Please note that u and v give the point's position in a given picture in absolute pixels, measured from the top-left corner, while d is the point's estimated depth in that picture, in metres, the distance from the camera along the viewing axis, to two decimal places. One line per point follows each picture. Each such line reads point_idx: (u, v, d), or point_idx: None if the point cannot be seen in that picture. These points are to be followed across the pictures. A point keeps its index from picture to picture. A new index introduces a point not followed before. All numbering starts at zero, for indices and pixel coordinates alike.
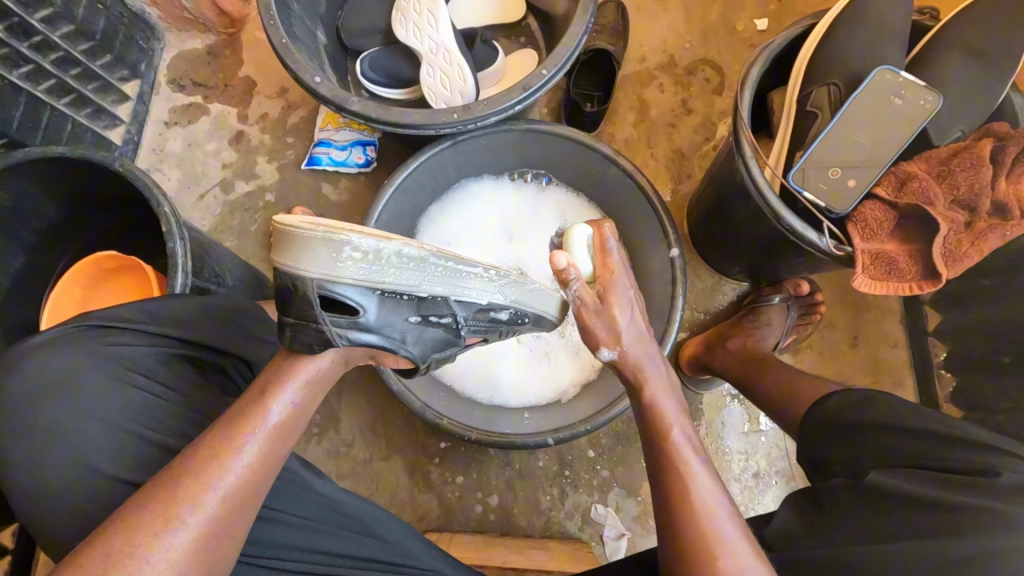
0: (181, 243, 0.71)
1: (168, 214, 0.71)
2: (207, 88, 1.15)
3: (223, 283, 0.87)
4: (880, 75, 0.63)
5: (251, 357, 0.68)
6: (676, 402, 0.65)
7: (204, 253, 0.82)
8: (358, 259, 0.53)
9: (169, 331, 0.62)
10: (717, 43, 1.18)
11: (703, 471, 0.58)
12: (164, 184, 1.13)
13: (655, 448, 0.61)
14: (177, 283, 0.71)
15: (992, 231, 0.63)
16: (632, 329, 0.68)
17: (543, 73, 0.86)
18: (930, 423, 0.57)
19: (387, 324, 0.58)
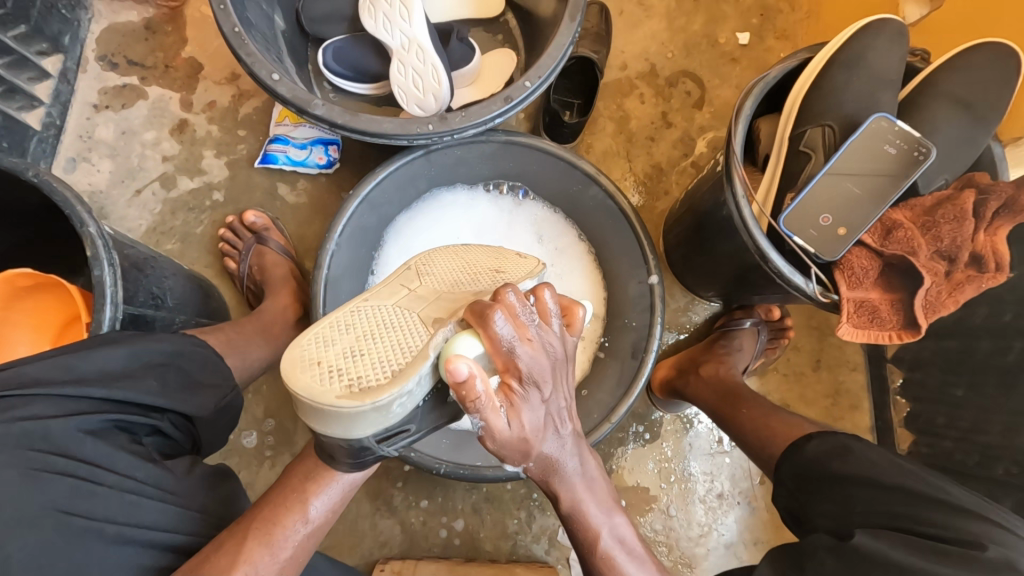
0: (110, 268, 0.65)
1: (93, 236, 0.64)
2: (144, 68, 1.02)
3: (163, 304, 0.79)
4: (877, 122, 0.63)
5: (192, 409, 0.62)
6: (601, 499, 0.59)
7: (138, 272, 0.75)
8: (399, 396, 0.48)
9: (89, 389, 0.53)
10: (698, 55, 1.15)
11: (640, 575, 0.58)
12: (93, 177, 1.00)
13: (591, 561, 0.59)
14: (106, 315, 0.65)
15: (969, 283, 0.62)
16: (547, 430, 0.54)
17: (527, 85, 0.80)
18: (914, 484, 0.57)
19: (431, 415, 0.54)
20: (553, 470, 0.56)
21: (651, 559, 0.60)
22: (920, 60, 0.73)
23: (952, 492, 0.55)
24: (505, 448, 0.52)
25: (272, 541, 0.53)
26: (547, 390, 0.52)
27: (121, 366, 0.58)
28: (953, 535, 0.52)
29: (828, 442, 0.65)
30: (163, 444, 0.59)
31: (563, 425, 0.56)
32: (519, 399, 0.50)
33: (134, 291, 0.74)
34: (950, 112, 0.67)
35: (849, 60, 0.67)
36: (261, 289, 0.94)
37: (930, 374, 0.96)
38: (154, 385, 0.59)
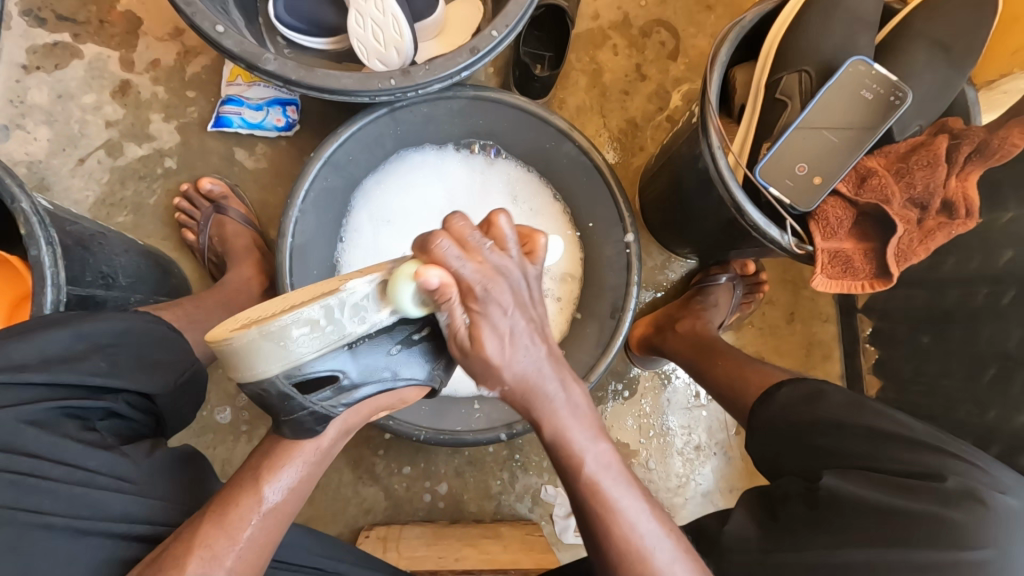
0: (47, 248, 0.61)
1: (25, 213, 0.60)
2: (76, 24, 0.94)
3: (116, 283, 0.75)
4: (854, 67, 0.61)
5: (150, 389, 0.60)
6: (585, 423, 0.53)
7: (84, 251, 0.71)
8: (302, 340, 0.45)
9: (29, 377, 0.51)
10: (672, 2, 1.11)
11: (629, 508, 0.51)
12: (30, 146, 0.93)
13: (575, 489, 0.52)
14: (47, 298, 0.61)
15: (941, 231, 0.62)
16: (513, 353, 0.50)
17: (493, 34, 0.76)
18: (881, 423, 0.58)
19: (364, 370, 0.52)
20: (529, 391, 0.52)
21: (637, 482, 0.54)
22: (896, 1, 0.71)
23: (914, 429, 0.57)
24: (478, 365, 0.51)
25: (230, 527, 0.50)
26: (509, 312, 0.49)
27: (66, 349, 0.55)
28: (917, 470, 0.54)
29: (799, 388, 0.66)
30: (120, 428, 0.56)
31: (535, 348, 0.52)
32: (483, 316, 0.49)
33: (81, 270, 0.70)
34: (927, 54, 0.65)
35: (826, 1, 0.65)
36: (224, 261, 0.89)
37: (900, 322, 0.98)
38: (103, 366, 0.56)
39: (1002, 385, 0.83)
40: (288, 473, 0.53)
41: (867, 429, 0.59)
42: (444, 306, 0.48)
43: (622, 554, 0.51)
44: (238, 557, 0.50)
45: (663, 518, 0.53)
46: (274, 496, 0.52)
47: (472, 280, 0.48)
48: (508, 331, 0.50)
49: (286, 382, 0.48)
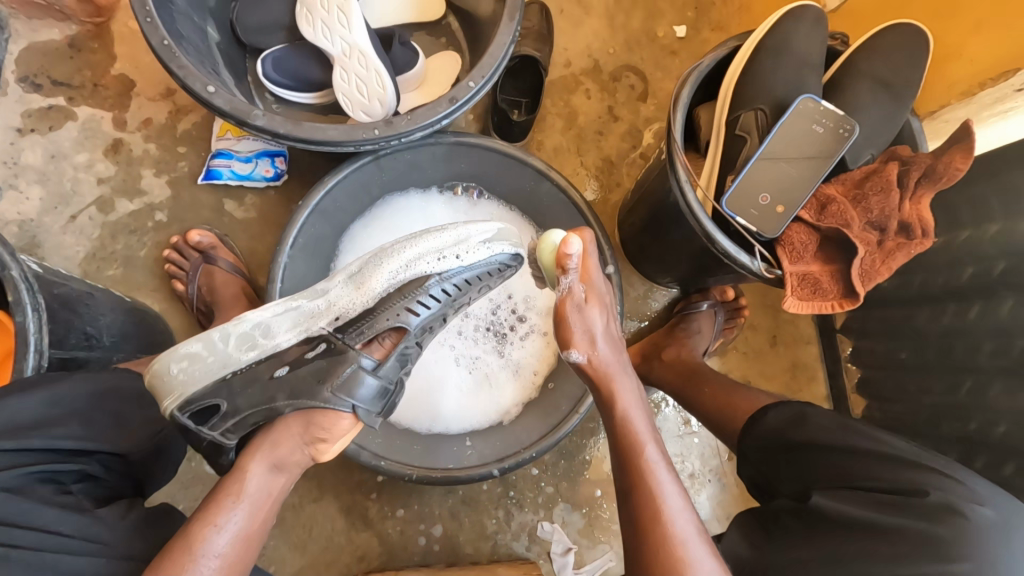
0: (35, 315, 0.58)
1: (15, 279, 0.57)
2: (70, 88, 0.98)
3: (97, 343, 0.75)
4: (804, 103, 0.66)
5: (126, 447, 0.59)
6: (645, 414, 0.62)
7: (69, 311, 0.70)
8: (178, 375, 0.62)
9: (2, 442, 0.49)
10: (639, 49, 1.18)
11: (673, 491, 0.57)
12: (22, 205, 0.95)
13: (630, 466, 0.58)
14: (29, 363, 0.59)
15: (900, 250, 0.66)
16: (611, 339, 0.61)
17: (470, 85, 0.81)
18: (863, 443, 0.59)
19: (258, 404, 0.62)
20: (605, 373, 0.61)
21: (682, 483, 0.59)
22: (839, 43, 0.77)
23: (894, 446, 0.58)
24: (571, 339, 0.60)
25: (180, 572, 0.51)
26: (614, 304, 0.62)
27: (33, 415, 0.53)
28: (899, 486, 0.55)
29: (784, 412, 0.67)
30: (95, 490, 0.55)
31: (626, 343, 0.63)
32: (595, 290, 0.61)
33: (64, 332, 0.69)
34: (871, 90, 0.71)
35: (775, 46, 0.70)
36: (212, 310, 0.91)
37: (877, 340, 1.01)
38: (76, 428, 0.55)
39: (978, 397, 0.85)
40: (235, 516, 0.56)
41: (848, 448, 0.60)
42: (569, 271, 0.60)
43: (665, 550, 0.54)
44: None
45: (699, 522, 0.57)
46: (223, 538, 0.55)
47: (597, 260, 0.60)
48: (606, 315, 0.61)
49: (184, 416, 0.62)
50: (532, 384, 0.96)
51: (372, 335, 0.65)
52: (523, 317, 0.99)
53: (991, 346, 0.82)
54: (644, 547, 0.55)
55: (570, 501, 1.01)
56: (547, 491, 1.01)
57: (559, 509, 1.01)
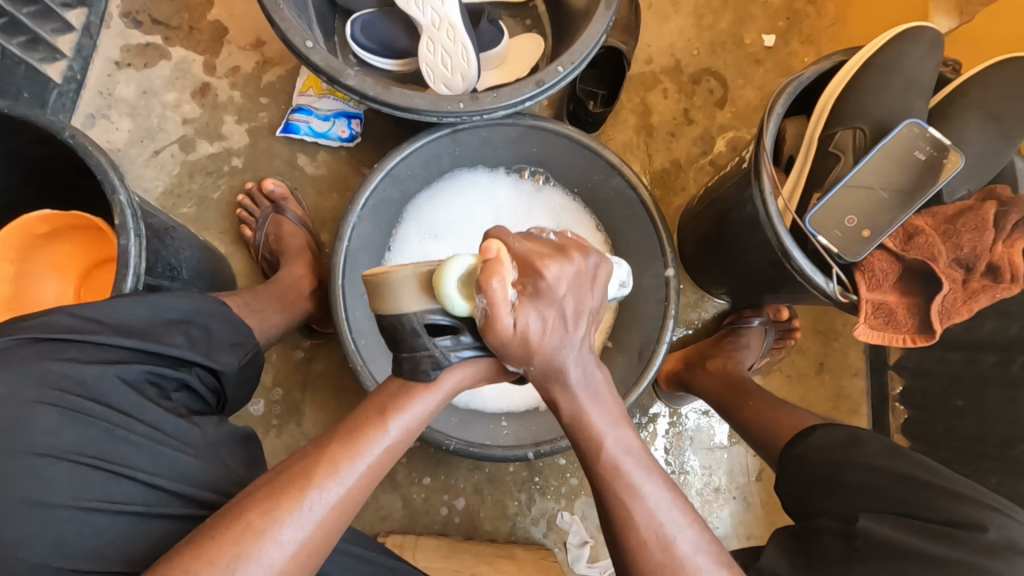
0: (136, 239, 0.61)
1: (123, 204, 0.60)
2: (168, 28, 1.01)
3: (178, 276, 0.78)
4: (909, 128, 0.64)
5: (220, 366, 0.62)
6: (604, 408, 0.58)
7: (159, 242, 0.73)
8: (433, 281, 0.53)
9: (121, 340, 0.54)
10: (723, 55, 1.16)
11: (651, 494, 0.54)
12: (111, 135, 0.99)
13: (593, 469, 0.55)
14: (127, 283, 0.61)
15: (985, 292, 0.65)
16: (565, 341, 0.54)
17: (559, 69, 0.80)
18: (922, 473, 0.58)
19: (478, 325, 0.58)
20: (556, 375, 0.56)
21: (660, 472, 0.56)
22: (950, 71, 0.74)
23: (955, 481, 0.57)
24: (517, 354, 0.53)
25: (298, 501, 0.47)
26: (556, 304, 0.53)
27: (144, 321, 0.58)
28: (953, 519, 0.54)
29: (836, 433, 0.67)
30: (191, 402, 0.59)
31: (584, 334, 0.56)
32: (529, 296, 0.51)
33: (155, 258, 0.72)
34: (980, 123, 0.68)
35: (884, 64, 0.68)
36: (276, 259, 0.93)
37: (932, 383, 0.98)
38: (181, 340, 0.59)
39: None
40: (373, 451, 0.52)
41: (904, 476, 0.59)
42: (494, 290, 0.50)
43: (640, 543, 0.52)
44: (301, 538, 0.47)
45: (692, 521, 0.54)
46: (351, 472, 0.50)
47: (540, 266, 0.52)
48: (554, 319, 0.53)
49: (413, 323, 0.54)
50: None
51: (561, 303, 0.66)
52: None
53: None
54: (616, 543, 0.53)
55: (592, 495, 1.02)
56: (572, 483, 1.02)
57: (581, 501, 1.02)
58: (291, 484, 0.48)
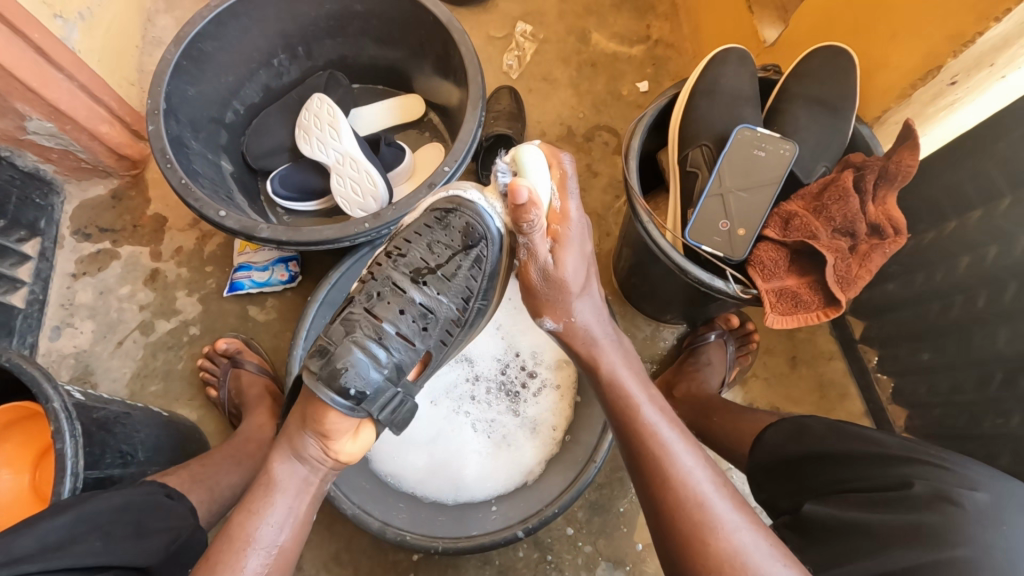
0: (72, 440, 0.65)
1: (58, 410, 0.64)
2: (114, 232, 1.13)
3: (133, 459, 0.80)
4: (741, 133, 0.71)
5: (147, 558, 0.60)
6: (634, 369, 0.67)
7: (107, 434, 0.76)
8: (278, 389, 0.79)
9: (28, 562, 0.51)
10: (607, 109, 1.27)
11: (686, 456, 0.58)
12: (77, 339, 1.07)
13: (634, 429, 0.61)
14: (66, 486, 0.63)
15: (874, 251, 0.67)
16: (584, 290, 0.67)
17: (445, 169, 0.89)
18: (858, 445, 0.62)
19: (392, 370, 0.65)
20: (587, 335, 0.68)
21: (691, 437, 0.61)
22: (774, 73, 0.85)
23: (884, 445, 0.60)
24: (552, 292, 0.65)
25: (246, 537, 0.59)
26: (587, 243, 0.67)
27: (67, 529, 0.55)
28: (889, 484, 0.57)
29: (784, 428, 0.71)
30: None
31: (595, 304, 0.69)
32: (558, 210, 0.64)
33: (100, 452, 0.75)
34: (809, 110, 0.77)
35: (709, 89, 0.77)
36: (241, 410, 0.97)
37: (898, 346, 0.97)
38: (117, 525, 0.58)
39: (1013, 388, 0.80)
40: (283, 480, 0.62)
41: (845, 454, 0.62)
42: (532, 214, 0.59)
43: (678, 500, 0.55)
44: (264, 563, 0.59)
45: (716, 475, 0.58)
46: (284, 498, 0.62)
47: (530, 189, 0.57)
48: (585, 263, 0.66)
49: (322, 447, 0.62)
50: (553, 439, 0.97)
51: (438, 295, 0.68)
52: (533, 372, 1.02)
53: (1011, 332, 0.79)
54: (659, 499, 0.56)
55: (611, 558, 0.98)
56: (586, 551, 0.98)
57: (601, 568, 0.98)
58: (238, 521, 0.60)
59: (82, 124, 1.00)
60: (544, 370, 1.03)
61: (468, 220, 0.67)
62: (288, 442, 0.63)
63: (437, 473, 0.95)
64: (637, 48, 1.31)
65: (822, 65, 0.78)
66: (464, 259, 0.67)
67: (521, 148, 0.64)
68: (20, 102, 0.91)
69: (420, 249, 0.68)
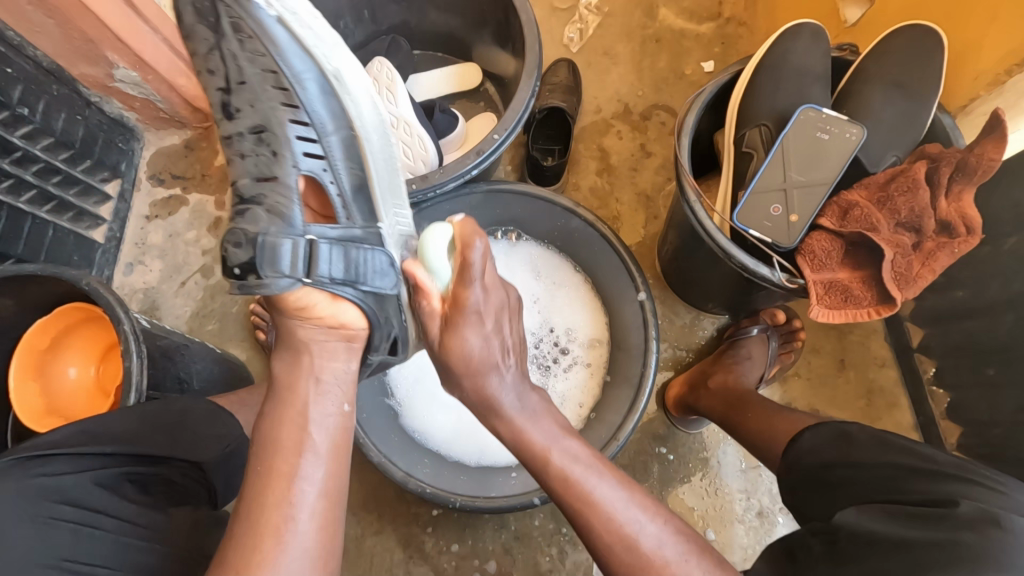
0: (138, 359, 0.70)
1: (127, 332, 0.70)
2: (185, 180, 1.20)
3: (188, 387, 0.88)
4: (805, 113, 0.68)
5: (201, 458, 0.64)
6: (553, 429, 0.64)
7: (167, 360, 0.82)
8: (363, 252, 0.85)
9: (103, 447, 0.56)
10: (669, 89, 1.23)
11: (607, 491, 0.58)
12: (147, 276, 1.16)
13: (547, 479, 0.60)
14: (129, 399, 0.69)
15: (941, 250, 0.62)
16: (491, 371, 0.64)
17: (494, 137, 0.89)
18: (905, 458, 0.59)
19: (346, 232, 0.61)
20: (490, 405, 0.65)
21: (611, 471, 0.61)
22: (849, 53, 0.79)
23: (934, 461, 0.58)
24: (453, 369, 0.65)
25: (286, 474, 0.57)
26: (488, 323, 0.64)
27: (130, 429, 0.60)
28: (932, 498, 0.54)
29: (823, 432, 0.68)
30: (172, 495, 0.60)
31: (509, 365, 0.66)
32: (461, 321, 0.62)
33: (162, 377, 0.82)
34: (884, 93, 0.72)
35: (775, 67, 0.73)
36: (286, 355, 1.03)
37: (961, 359, 0.91)
38: (166, 438, 0.62)
39: None
40: (326, 381, 0.62)
41: (893, 464, 0.59)
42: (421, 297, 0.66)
43: (606, 545, 0.55)
44: (311, 514, 0.56)
45: (649, 505, 0.58)
46: (314, 407, 0.61)
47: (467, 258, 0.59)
48: (495, 342, 0.64)
49: (315, 324, 0.61)
50: (579, 416, 1.01)
51: (306, 42, 0.61)
52: (566, 349, 1.05)
53: None
54: (594, 550, 0.56)
55: None
56: None
57: None
58: (277, 433, 0.59)
59: (162, 75, 1.07)
60: (577, 347, 1.05)
61: (235, 15, 0.58)
62: (285, 343, 0.62)
63: (466, 436, 0.99)
64: (707, 25, 1.25)
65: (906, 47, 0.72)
66: (241, 45, 0.59)
67: (439, 227, 0.65)
68: (109, 51, 0.98)
69: (255, 70, 0.60)
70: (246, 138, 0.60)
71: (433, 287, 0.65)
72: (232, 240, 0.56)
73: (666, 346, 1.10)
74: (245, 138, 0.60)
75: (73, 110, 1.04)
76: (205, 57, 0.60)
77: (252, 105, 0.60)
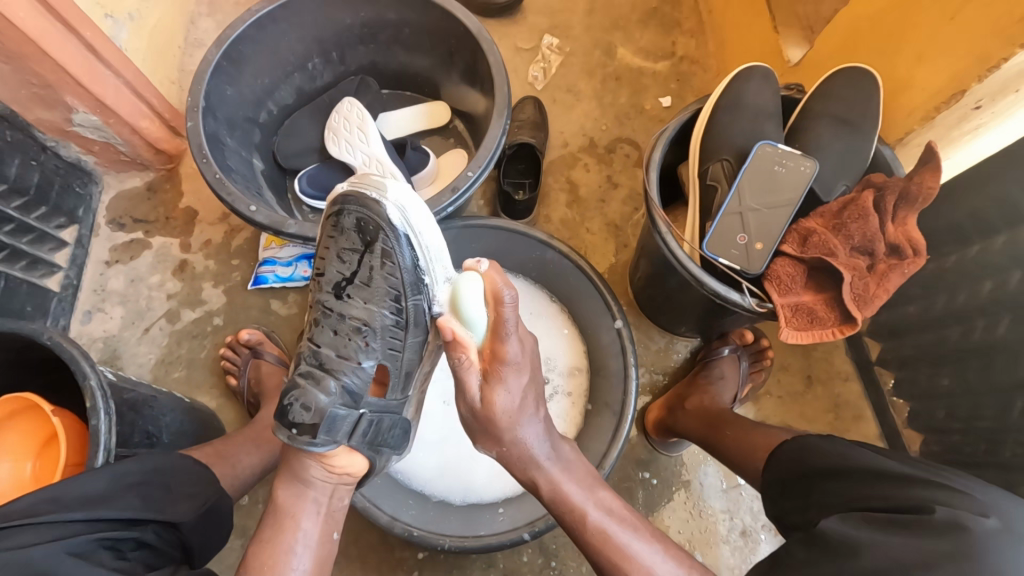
0: (107, 417, 0.67)
1: (94, 388, 0.67)
2: (148, 223, 1.17)
3: (158, 441, 0.84)
4: (762, 148, 0.73)
5: (176, 517, 0.61)
6: (577, 476, 0.66)
7: (137, 413, 0.78)
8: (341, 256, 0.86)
9: (74, 511, 0.52)
10: (630, 123, 1.29)
11: (635, 539, 0.60)
12: (107, 324, 1.11)
13: (586, 538, 0.61)
14: (98, 459, 0.66)
15: (893, 271, 0.66)
16: (522, 418, 0.64)
17: (469, 174, 0.90)
18: (880, 467, 0.60)
19: (385, 405, 0.67)
20: (528, 459, 0.65)
21: (646, 525, 0.62)
22: (796, 92, 0.88)
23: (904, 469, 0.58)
24: (486, 426, 0.64)
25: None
26: (524, 375, 0.63)
27: (102, 490, 0.57)
28: (903, 504, 0.55)
29: (802, 447, 0.70)
30: (150, 558, 0.56)
31: (536, 418, 0.65)
32: (497, 380, 0.61)
33: (130, 431, 0.78)
34: (831, 129, 0.79)
35: (730, 106, 0.79)
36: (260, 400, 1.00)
37: (917, 370, 0.96)
38: (137, 501, 0.58)
39: None
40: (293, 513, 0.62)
41: (870, 471, 0.60)
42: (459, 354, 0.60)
43: None
44: None
45: (670, 550, 0.60)
46: (310, 522, 0.63)
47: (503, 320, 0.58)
48: (524, 398, 0.63)
49: (325, 468, 0.63)
50: None
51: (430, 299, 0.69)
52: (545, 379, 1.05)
53: None
54: None
55: None
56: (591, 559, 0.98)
57: None
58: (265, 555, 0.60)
59: (124, 119, 1.04)
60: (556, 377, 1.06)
61: (388, 246, 0.65)
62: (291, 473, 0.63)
63: (447, 474, 0.97)
64: (662, 64, 1.33)
65: (842, 90, 0.80)
66: (383, 269, 0.65)
67: (466, 279, 0.62)
68: (70, 95, 0.96)
69: (383, 284, 0.65)
70: (335, 317, 0.65)
71: (470, 340, 0.61)
72: (296, 402, 0.60)
73: (643, 370, 1.12)
74: (332, 316, 0.65)
75: (28, 156, 1.00)
76: (342, 250, 0.65)
77: (365, 303, 0.65)
